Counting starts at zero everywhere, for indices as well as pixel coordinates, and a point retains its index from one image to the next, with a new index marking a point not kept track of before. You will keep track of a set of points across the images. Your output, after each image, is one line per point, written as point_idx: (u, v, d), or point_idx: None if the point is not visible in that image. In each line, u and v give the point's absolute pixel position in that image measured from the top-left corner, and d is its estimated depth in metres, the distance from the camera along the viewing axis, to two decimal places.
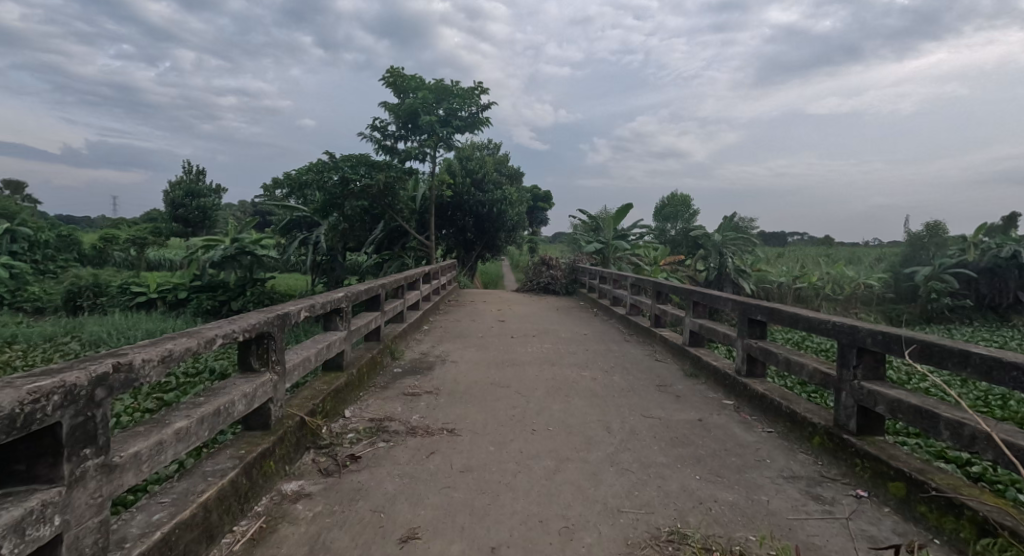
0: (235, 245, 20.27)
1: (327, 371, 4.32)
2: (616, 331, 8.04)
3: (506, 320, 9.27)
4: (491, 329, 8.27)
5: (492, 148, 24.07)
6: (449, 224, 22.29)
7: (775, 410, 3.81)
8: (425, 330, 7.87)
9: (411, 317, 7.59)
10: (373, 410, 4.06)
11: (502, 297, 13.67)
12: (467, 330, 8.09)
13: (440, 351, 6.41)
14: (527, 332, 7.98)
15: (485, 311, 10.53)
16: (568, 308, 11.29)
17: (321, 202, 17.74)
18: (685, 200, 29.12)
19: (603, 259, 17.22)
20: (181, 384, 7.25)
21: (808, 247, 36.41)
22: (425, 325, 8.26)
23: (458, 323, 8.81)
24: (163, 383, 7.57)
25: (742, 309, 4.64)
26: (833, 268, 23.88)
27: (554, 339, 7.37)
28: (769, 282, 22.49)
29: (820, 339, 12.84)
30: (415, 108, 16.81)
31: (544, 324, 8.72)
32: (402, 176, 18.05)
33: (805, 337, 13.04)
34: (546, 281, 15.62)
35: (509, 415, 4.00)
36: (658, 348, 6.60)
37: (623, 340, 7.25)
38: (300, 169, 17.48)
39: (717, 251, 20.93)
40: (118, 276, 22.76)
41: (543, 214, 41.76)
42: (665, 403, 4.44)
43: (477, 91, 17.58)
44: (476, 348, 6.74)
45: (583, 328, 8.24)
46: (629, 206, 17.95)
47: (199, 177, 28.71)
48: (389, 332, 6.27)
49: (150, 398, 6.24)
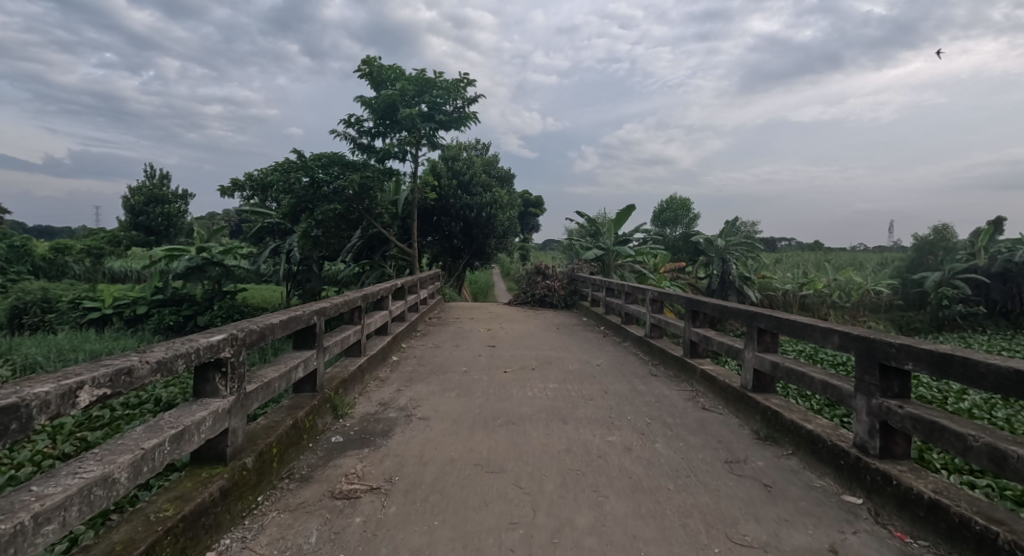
0: (201, 255, 18.34)
1: (197, 465, 2.55)
2: (636, 361, 6.37)
3: (498, 344, 7.55)
4: (478, 359, 6.52)
5: (481, 148, 22.48)
6: (434, 229, 20.58)
7: (978, 541, 2.15)
8: (392, 363, 6.11)
9: (373, 348, 5.84)
10: (264, 542, 2.31)
11: (491, 312, 11.92)
12: (448, 362, 6.36)
13: (406, 400, 4.66)
14: (526, 363, 6.27)
15: (473, 332, 8.83)
16: (570, 325, 9.58)
17: (289, 208, 16.06)
18: (684, 203, 27.63)
19: (605, 267, 15.72)
20: (117, 418, 5.87)
21: (807, 252, 35.00)
22: (393, 355, 6.52)
23: (438, 350, 7.09)
24: (97, 415, 6.15)
25: (868, 350, 2.95)
26: (839, 273, 22.43)
27: (561, 375, 5.66)
28: (773, 289, 21.03)
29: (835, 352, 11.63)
30: (393, 101, 15.16)
31: (546, 350, 7.04)
32: (381, 177, 16.32)
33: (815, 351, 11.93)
34: (542, 292, 13.88)
35: (503, 551, 2.27)
36: (701, 391, 4.92)
37: (650, 377, 5.57)
38: (263, 169, 15.66)
39: (720, 258, 19.58)
40: (72, 289, 20.82)
41: (533, 220, 40.22)
42: (754, 504, 2.75)
43: (463, 83, 15.98)
44: (457, 392, 4.99)
45: (595, 358, 6.54)
46: (630, 208, 16.40)
47: (164, 182, 26.68)
48: (333, 375, 4.51)
49: (74, 441, 4.91)
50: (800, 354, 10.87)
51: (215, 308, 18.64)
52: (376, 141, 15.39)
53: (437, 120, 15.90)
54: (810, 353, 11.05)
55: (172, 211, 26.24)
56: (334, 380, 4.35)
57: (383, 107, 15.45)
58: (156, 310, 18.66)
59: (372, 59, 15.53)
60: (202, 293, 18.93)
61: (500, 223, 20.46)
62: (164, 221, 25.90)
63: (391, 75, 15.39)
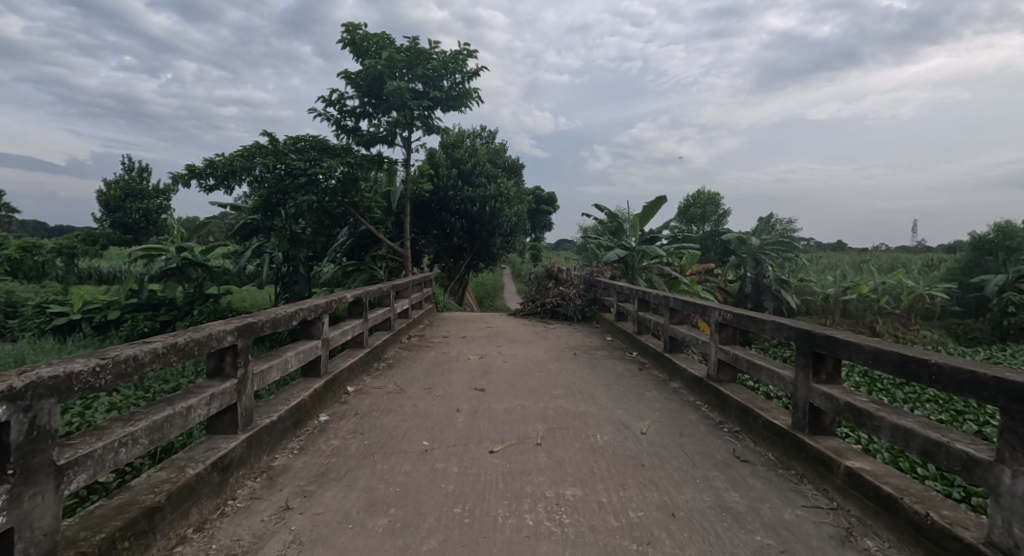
0: (181, 255, 16.31)
1: None
2: (706, 429, 4.00)
3: (490, 385, 5.20)
4: (454, 419, 4.19)
5: (486, 136, 20.16)
6: (432, 226, 18.19)
7: None
8: (313, 431, 3.80)
9: (276, 409, 3.55)
10: None
11: (489, 327, 9.53)
12: (403, 426, 4.02)
13: (277, 547, 2.33)
14: (527, 431, 3.91)
15: (460, 360, 6.48)
16: (589, 350, 7.19)
17: (261, 200, 13.82)
18: (713, 198, 24.80)
19: (627, 270, 13.33)
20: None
21: (838, 253, 31.93)
22: (323, 413, 4.23)
23: (400, 398, 4.77)
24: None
25: None
26: (887, 276, 19.61)
27: (588, 467, 3.27)
28: (811, 294, 18.13)
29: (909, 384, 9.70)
30: (378, 73, 12.90)
31: (558, 400, 4.71)
32: (367, 164, 14.07)
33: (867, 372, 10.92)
34: (554, 301, 11.44)
35: None
36: (860, 522, 2.55)
37: (745, 474, 3.18)
38: (227, 154, 13.24)
39: (754, 258, 17.16)
40: (39, 291, 18.75)
41: (545, 218, 37.90)
42: None
43: (463, 54, 13.68)
44: (394, 516, 2.63)
45: (641, 423, 4.16)
46: (659, 199, 13.98)
47: (145, 177, 24.45)
48: (121, 506, 2.17)
49: None
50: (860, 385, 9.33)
51: (196, 314, 16.71)
52: (360, 122, 13.17)
53: (432, 97, 13.62)
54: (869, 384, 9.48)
55: (151, 207, 23.88)
56: (106, 526, 2.01)
57: (368, 81, 13.24)
58: (130, 316, 16.69)
59: (355, 27, 13.32)
60: (182, 296, 17.03)
61: (506, 219, 18.00)
62: (143, 218, 23.60)
63: (374, 42, 13.05)
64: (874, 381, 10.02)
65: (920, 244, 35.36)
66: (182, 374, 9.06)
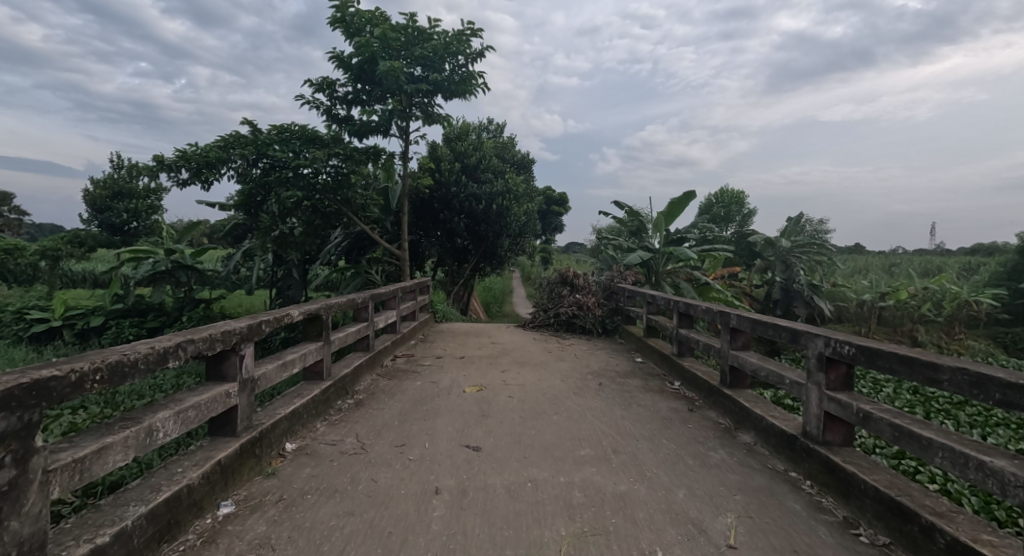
0: (170, 258, 15.06)
1: None
2: (839, 544, 2.43)
3: (488, 441, 3.71)
4: (428, 516, 2.67)
5: (494, 130, 18.74)
6: (433, 226, 16.72)
7: None
8: (189, 548, 2.30)
9: (118, 520, 2.08)
10: None
11: (494, 343, 8.01)
12: (344, 529, 2.52)
13: None
14: (545, 547, 2.39)
15: (452, 393, 5.00)
16: (618, 379, 5.65)
17: (242, 196, 12.42)
18: (737, 196, 23.11)
19: (649, 274, 11.82)
20: None
21: (865, 257, 29.98)
22: (228, 499, 2.76)
23: (356, 466, 3.28)
24: None
25: None
26: (929, 280, 17.65)
27: None
28: (844, 300, 16.19)
29: (980, 408, 8.14)
30: (371, 54, 11.52)
31: (587, 474, 3.19)
32: (360, 157, 12.67)
33: (923, 391, 9.40)
34: (570, 311, 9.90)
35: None
36: None
37: None
38: (203, 144, 11.78)
39: (784, 261, 15.52)
40: (21, 296, 17.42)
41: (556, 219, 36.57)
42: None
43: (468, 34, 12.23)
44: None
45: (725, 525, 2.61)
46: (686, 194, 12.43)
47: (135, 176, 23.22)
48: None
49: None
50: (926, 411, 7.77)
51: (185, 320, 15.30)
52: (350, 109, 11.76)
53: (432, 83, 12.20)
54: (935, 409, 7.92)
55: (139, 207, 22.65)
56: None
57: (360, 64, 11.88)
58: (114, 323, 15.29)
59: (346, 4, 11.94)
60: (171, 301, 15.71)
61: (514, 218, 16.53)
62: (132, 219, 22.36)
63: (367, 19, 11.67)
64: (936, 400, 8.49)
65: (943, 246, 33.19)
66: (161, 388, 7.69)
